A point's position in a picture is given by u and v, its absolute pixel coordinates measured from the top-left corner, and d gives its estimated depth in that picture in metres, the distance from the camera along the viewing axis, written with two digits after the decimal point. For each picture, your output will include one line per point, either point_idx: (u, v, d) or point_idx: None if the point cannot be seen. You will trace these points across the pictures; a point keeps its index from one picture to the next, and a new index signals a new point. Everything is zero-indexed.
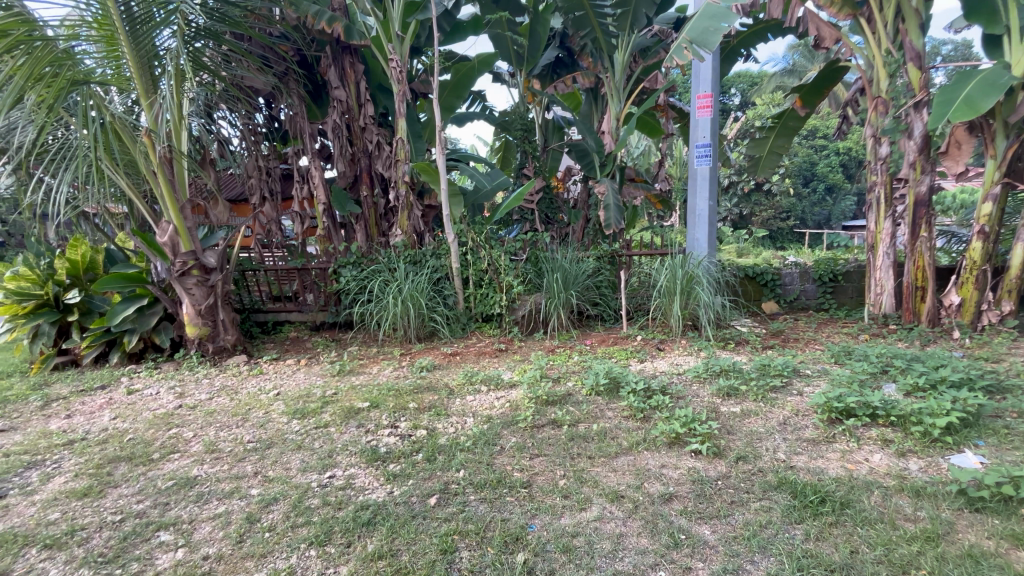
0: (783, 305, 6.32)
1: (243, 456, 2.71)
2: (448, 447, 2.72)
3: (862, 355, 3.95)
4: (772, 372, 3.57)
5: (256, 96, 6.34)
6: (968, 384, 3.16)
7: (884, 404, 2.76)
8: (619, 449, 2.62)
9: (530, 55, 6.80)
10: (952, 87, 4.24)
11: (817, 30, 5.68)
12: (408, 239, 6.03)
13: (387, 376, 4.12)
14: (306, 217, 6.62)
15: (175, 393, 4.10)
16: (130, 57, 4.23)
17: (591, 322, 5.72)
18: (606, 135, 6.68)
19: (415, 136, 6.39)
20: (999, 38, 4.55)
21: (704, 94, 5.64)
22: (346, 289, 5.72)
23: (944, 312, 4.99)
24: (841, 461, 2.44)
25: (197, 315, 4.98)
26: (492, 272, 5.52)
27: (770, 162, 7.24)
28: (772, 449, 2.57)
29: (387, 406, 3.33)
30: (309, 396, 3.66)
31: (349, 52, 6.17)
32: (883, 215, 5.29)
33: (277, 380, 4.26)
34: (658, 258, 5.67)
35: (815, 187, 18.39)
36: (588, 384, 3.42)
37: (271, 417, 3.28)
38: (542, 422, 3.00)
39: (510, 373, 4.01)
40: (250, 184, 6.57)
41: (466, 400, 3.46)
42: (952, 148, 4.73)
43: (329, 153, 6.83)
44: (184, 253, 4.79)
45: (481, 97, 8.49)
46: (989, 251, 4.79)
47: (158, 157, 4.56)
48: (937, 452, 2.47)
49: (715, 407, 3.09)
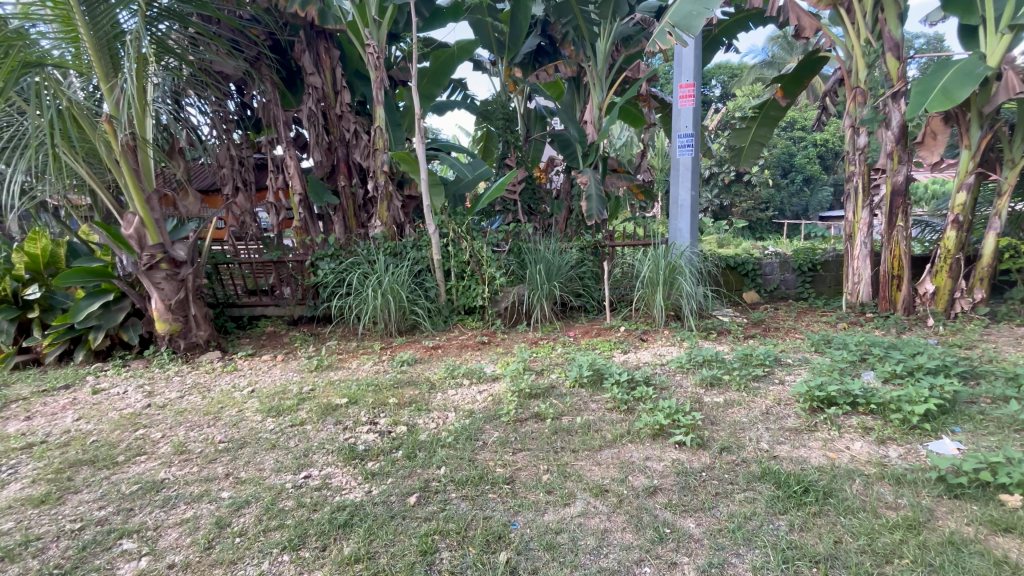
0: (763, 294, 6.38)
1: (214, 457, 2.59)
2: (429, 443, 2.65)
3: (841, 343, 4.00)
4: (753, 361, 3.59)
5: (227, 82, 6.08)
6: (943, 371, 3.21)
7: (864, 392, 2.77)
8: (603, 442, 2.58)
9: (512, 43, 6.68)
10: (930, 76, 4.28)
11: (798, 20, 5.69)
12: (388, 230, 5.90)
13: (366, 371, 4.03)
14: (281, 208, 6.40)
15: (144, 392, 3.94)
16: (88, 38, 4.00)
17: (574, 314, 5.68)
18: (588, 124, 6.61)
19: (394, 124, 6.23)
20: (975, 28, 4.59)
21: (687, 83, 5.62)
22: (324, 282, 5.57)
23: (919, 301, 5.09)
24: (823, 450, 2.45)
25: (167, 310, 4.79)
26: (475, 264, 5.43)
27: (752, 151, 7.29)
28: (755, 439, 2.57)
29: (366, 402, 3.24)
30: (285, 393, 3.54)
31: (324, 37, 5.94)
32: (861, 205, 5.34)
33: (252, 377, 4.12)
34: (640, 248, 5.66)
35: (793, 177, 18.64)
36: (571, 376, 3.38)
37: (245, 415, 3.16)
38: (525, 415, 2.95)
39: (493, 366, 3.95)
40: (221, 173, 6.31)
41: (447, 394, 3.39)
42: (927, 139, 4.79)
43: (304, 143, 6.61)
44: (152, 246, 4.59)
45: (462, 85, 8.33)
46: (962, 239, 4.89)
47: (121, 145, 4.32)
48: (916, 439, 2.49)
49: (698, 397, 3.08)
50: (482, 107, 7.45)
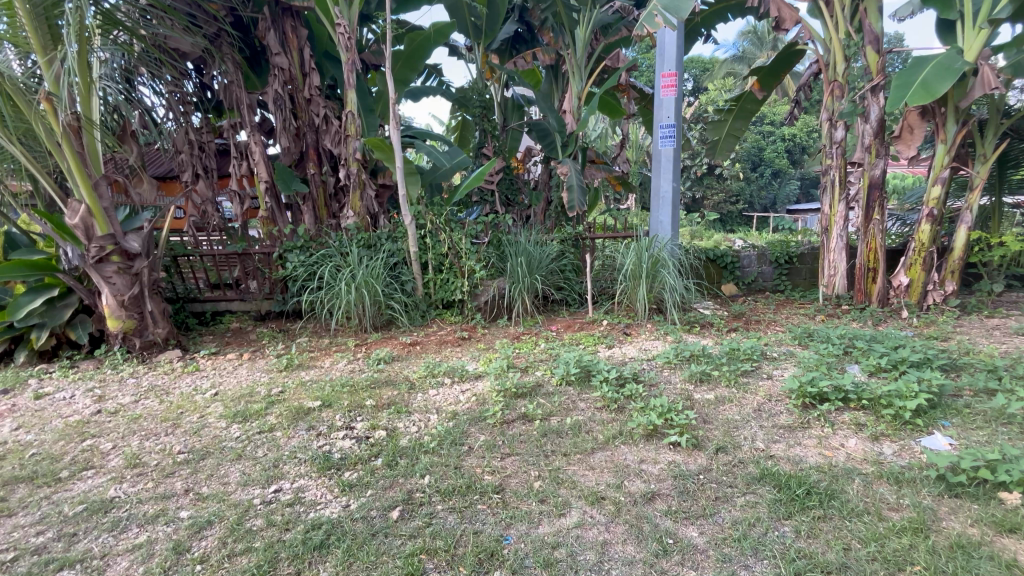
0: (741, 287, 6.40)
1: (172, 470, 2.35)
2: (410, 449, 2.48)
3: (824, 335, 4.01)
4: (741, 356, 3.53)
5: (184, 60, 5.65)
6: (926, 363, 3.22)
7: (855, 387, 2.73)
8: (595, 445, 2.46)
9: (489, 29, 6.44)
10: (911, 69, 4.30)
11: (778, 11, 5.66)
12: (361, 221, 5.64)
13: (340, 370, 3.81)
14: (246, 196, 6.01)
15: (94, 396, 3.61)
16: (22, 7, 3.59)
17: (555, 307, 5.57)
18: (567, 114, 6.45)
19: (367, 110, 5.95)
20: (951, 23, 4.65)
21: (669, 73, 5.51)
22: (293, 275, 5.28)
23: (893, 293, 5.17)
24: (818, 448, 2.39)
25: (120, 306, 4.42)
26: (454, 256, 5.23)
27: (727, 145, 7.26)
28: (749, 438, 2.50)
29: (341, 405, 3.03)
30: (251, 396, 3.29)
31: (290, 14, 5.58)
32: (837, 198, 5.38)
33: (215, 378, 3.84)
34: (622, 241, 5.57)
35: (762, 171, 19.03)
36: (558, 374, 3.24)
37: (207, 421, 2.91)
38: (512, 417, 2.80)
39: (475, 363, 3.80)
40: (179, 159, 5.87)
41: (428, 395, 3.20)
42: (904, 133, 4.82)
43: (271, 128, 6.23)
44: (100, 237, 4.21)
45: (437, 71, 8.06)
46: (935, 233, 4.98)
47: (62, 126, 3.91)
48: (907, 434, 2.46)
49: (688, 395, 3.00)
50: (458, 94, 7.19)
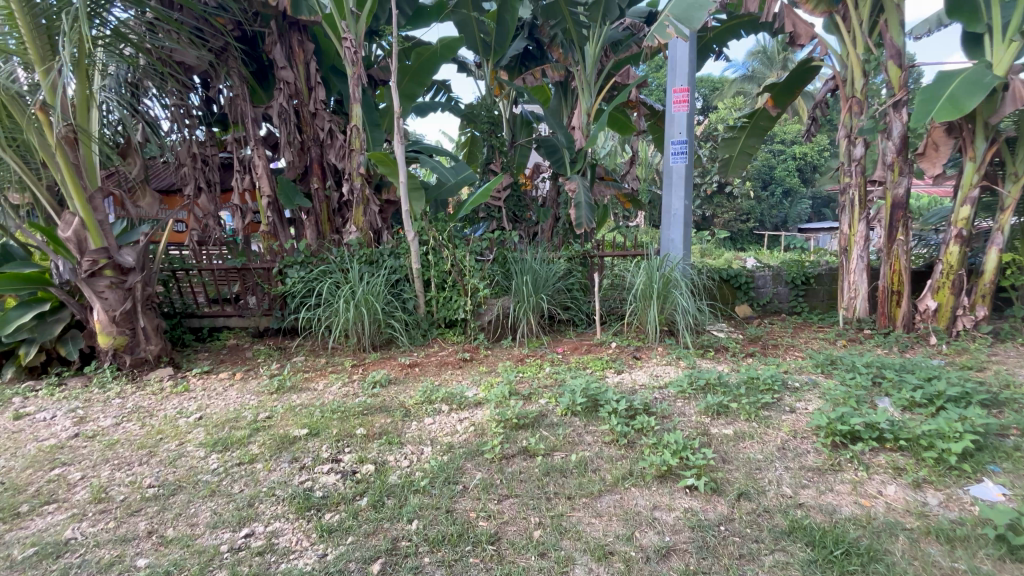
0: (756, 308, 6.14)
1: (138, 507, 2.15)
2: (399, 487, 2.26)
3: (849, 363, 3.75)
4: (760, 386, 3.27)
5: (189, 73, 5.60)
6: (965, 399, 2.94)
7: (891, 425, 2.47)
8: (602, 487, 2.23)
9: (498, 45, 6.36)
10: (936, 84, 4.10)
11: (793, 27, 5.51)
12: (364, 237, 5.51)
13: (333, 394, 3.60)
14: (248, 211, 5.84)
15: (75, 418, 3.44)
16: (21, 18, 3.56)
17: (562, 328, 5.35)
18: (576, 130, 6.33)
19: (373, 125, 5.87)
20: (978, 37, 4.45)
21: (681, 88, 5.36)
22: (291, 291, 5.13)
23: (919, 317, 4.89)
24: (854, 496, 2.14)
25: (111, 322, 4.28)
26: (457, 274, 5.04)
27: (739, 162, 7.07)
28: (775, 482, 2.25)
29: (330, 434, 2.82)
30: (236, 421, 3.09)
31: (297, 29, 5.54)
32: (857, 218, 5.15)
33: (202, 400, 3.65)
34: (632, 259, 5.37)
35: (773, 189, 18.83)
36: (563, 403, 3.00)
37: (185, 450, 2.71)
38: (512, 451, 2.57)
39: (476, 389, 3.57)
40: (181, 173, 5.76)
41: (423, 424, 2.99)
42: (930, 150, 4.62)
43: (275, 142, 6.15)
44: (94, 250, 4.10)
45: (445, 87, 8.02)
46: (964, 255, 4.71)
47: (57, 138, 3.82)
48: (953, 481, 2.20)
49: (705, 429, 2.75)
50: (466, 110, 7.10)
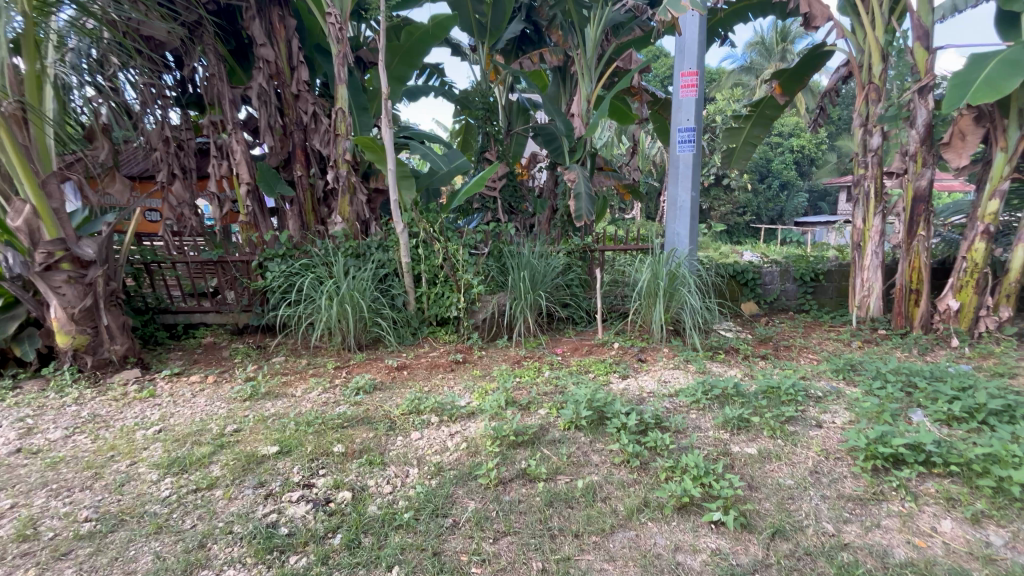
0: (762, 306, 5.86)
1: (68, 549, 1.84)
2: (379, 522, 1.95)
3: (872, 370, 3.45)
4: (782, 397, 2.97)
5: (162, 49, 5.15)
6: (1008, 412, 2.65)
7: (939, 448, 2.18)
8: (614, 522, 1.94)
9: (494, 26, 5.97)
10: (971, 66, 3.80)
11: (809, 8, 5.16)
12: (350, 228, 5.14)
13: (311, 402, 3.27)
14: (226, 199, 5.45)
15: (20, 429, 3.08)
16: None
17: (561, 326, 5.03)
18: (575, 117, 5.95)
19: (360, 108, 5.49)
20: (1014, 17, 4.15)
21: (689, 72, 5.00)
22: (271, 286, 4.76)
23: (939, 317, 4.62)
24: (905, 534, 1.86)
25: (69, 320, 3.88)
26: (449, 269, 4.69)
27: (744, 153, 6.72)
28: (810, 515, 1.97)
29: (303, 452, 2.49)
30: (199, 436, 2.74)
31: (278, 3, 5.10)
32: (872, 211, 4.86)
33: (167, 408, 3.31)
34: (636, 254, 5.05)
35: (770, 183, 18.46)
36: (566, 416, 2.68)
37: (136, 471, 2.38)
38: (510, 475, 2.26)
39: (468, 396, 3.24)
40: (154, 157, 5.30)
41: (410, 439, 2.66)
42: (955, 140, 4.33)
43: (255, 125, 5.71)
44: (48, 242, 3.71)
45: (439, 71, 7.62)
46: (989, 252, 4.42)
47: (3, 116, 3.44)
48: (1018, 515, 1.91)
49: (726, 447, 2.45)
50: (460, 95, 6.70)
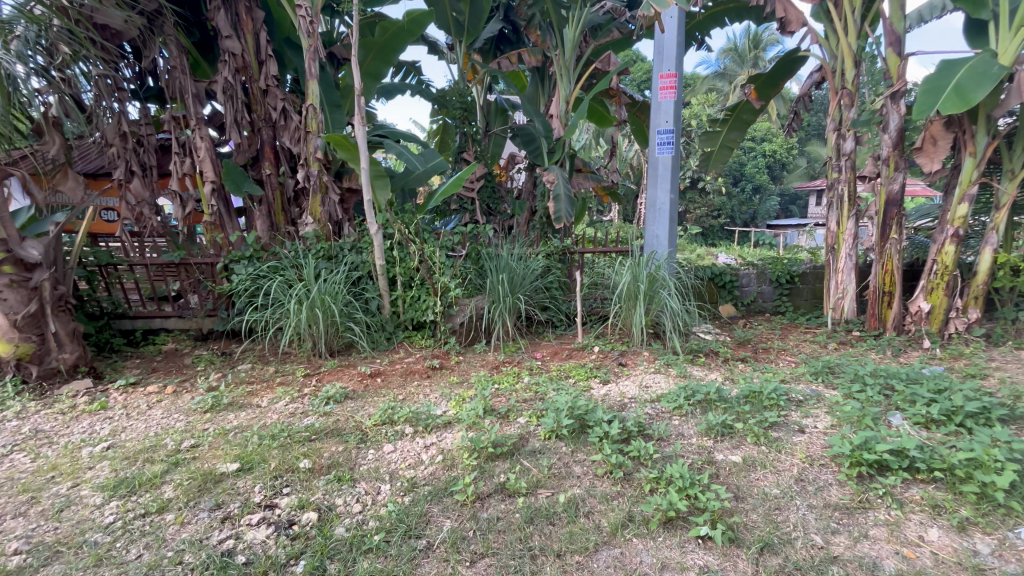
0: (740, 307, 5.88)
1: None
2: (345, 547, 1.81)
3: (851, 373, 3.45)
4: (764, 401, 2.92)
5: (119, 39, 4.85)
6: (984, 415, 2.66)
7: (923, 454, 2.15)
8: (598, 539, 1.85)
9: (471, 24, 5.84)
10: (942, 72, 3.86)
11: (785, 12, 5.18)
12: (322, 229, 4.94)
13: (278, 413, 3.08)
14: (189, 199, 5.09)
15: None
16: None
17: (540, 330, 4.94)
18: (554, 118, 5.87)
19: (333, 105, 5.28)
20: (981, 25, 4.24)
21: (668, 73, 4.98)
22: (236, 290, 4.52)
23: (911, 319, 4.70)
24: (893, 545, 1.81)
25: (10, 327, 3.56)
26: (425, 271, 4.54)
27: (721, 156, 6.73)
28: (797, 526, 1.91)
29: (266, 468, 2.32)
30: (152, 453, 2.54)
31: None
32: (847, 214, 4.91)
33: (120, 422, 3.08)
34: (616, 257, 4.99)
35: (743, 186, 18.81)
36: (546, 425, 2.58)
37: (78, 495, 2.17)
38: (488, 490, 2.14)
39: (445, 405, 3.10)
40: (109, 154, 4.94)
41: (381, 453, 2.51)
42: (926, 144, 4.39)
43: (221, 121, 5.45)
44: None
45: (415, 69, 7.45)
46: (958, 255, 4.51)
47: None
48: (1001, 521, 1.89)
49: (710, 456, 2.38)
50: (436, 94, 6.54)
